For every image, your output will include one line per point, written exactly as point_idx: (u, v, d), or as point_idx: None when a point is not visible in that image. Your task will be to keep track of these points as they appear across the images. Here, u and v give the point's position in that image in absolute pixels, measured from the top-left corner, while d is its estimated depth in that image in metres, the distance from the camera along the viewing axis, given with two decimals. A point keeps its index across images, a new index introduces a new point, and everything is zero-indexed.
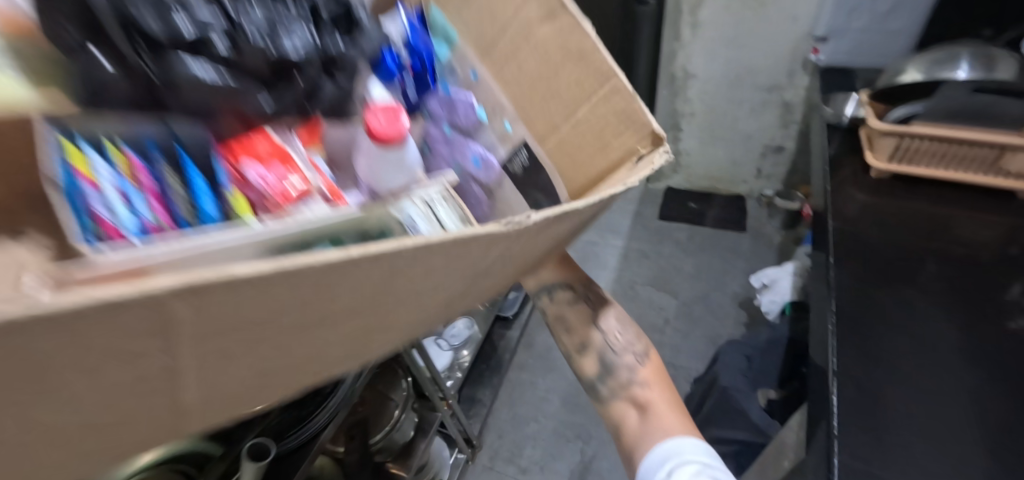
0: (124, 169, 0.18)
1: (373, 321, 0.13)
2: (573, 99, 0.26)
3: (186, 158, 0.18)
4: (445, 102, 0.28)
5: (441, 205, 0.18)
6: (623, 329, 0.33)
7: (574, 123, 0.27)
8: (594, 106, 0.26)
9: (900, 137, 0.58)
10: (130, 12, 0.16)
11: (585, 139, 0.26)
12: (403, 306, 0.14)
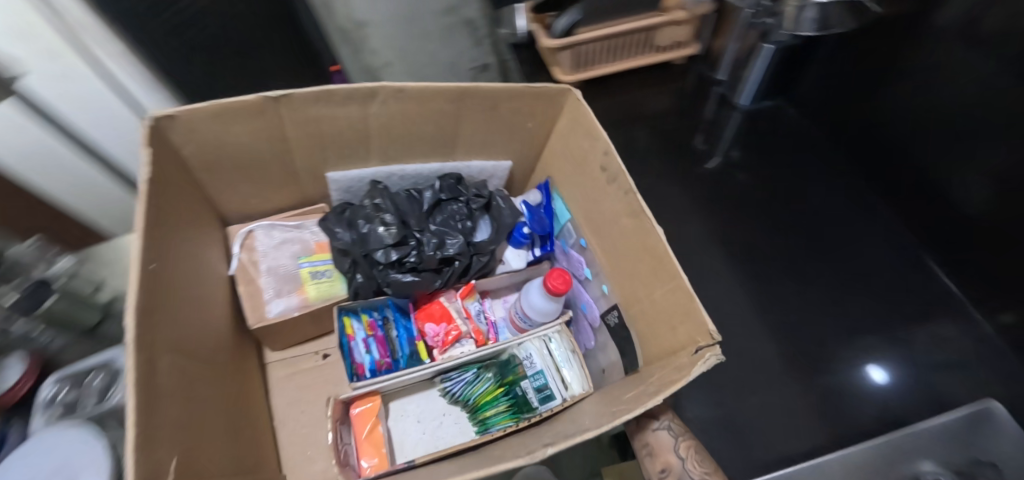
0: (367, 325, 0.46)
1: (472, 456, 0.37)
2: (637, 271, 0.43)
3: (400, 311, 0.49)
4: (565, 256, 0.55)
5: (555, 344, 0.49)
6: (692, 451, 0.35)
7: (644, 296, 0.43)
8: (651, 281, 0.42)
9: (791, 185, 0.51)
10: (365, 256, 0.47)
11: (660, 298, 0.41)
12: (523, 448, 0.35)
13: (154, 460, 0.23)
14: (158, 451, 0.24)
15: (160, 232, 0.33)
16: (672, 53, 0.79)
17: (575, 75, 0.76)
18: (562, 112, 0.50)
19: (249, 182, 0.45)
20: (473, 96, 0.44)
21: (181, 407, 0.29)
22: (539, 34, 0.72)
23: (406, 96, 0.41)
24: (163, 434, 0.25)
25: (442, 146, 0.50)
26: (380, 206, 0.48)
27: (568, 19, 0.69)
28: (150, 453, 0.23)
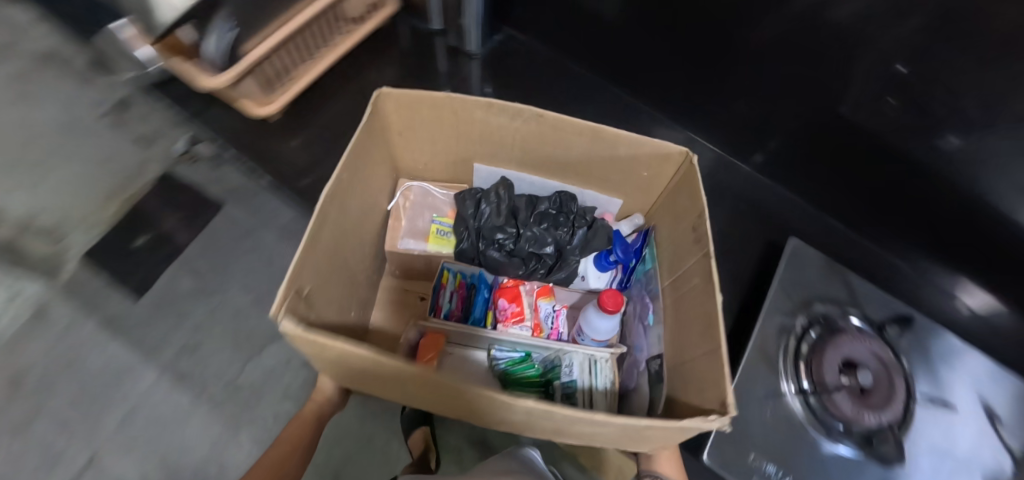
0: (457, 284, 0.59)
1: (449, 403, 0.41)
2: (691, 329, 0.46)
3: (482, 281, 0.60)
4: (640, 299, 0.59)
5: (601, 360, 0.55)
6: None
7: (689, 352, 0.45)
8: (697, 342, 0.44)
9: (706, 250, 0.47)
10: (468, 237, 0.62)
11: (698, 357, 0.42)
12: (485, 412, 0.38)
13: (299, 281, 0.37)
14: (301, 279, 0.37)
15: (359, 160, 0.49)
16: (329, 57, 0.94)
17: (273, 96, 0.87)
18: (677, 170, 0.54)
19: (421, 152, 0.62)
20: (600, 135, 0.52)
21: (325, 266, 0.43)
22: (190, 71, 0.74)
23: (544, 121, 0.51)
24: (308, 272, 0.39)
25: (566, 167, 0.60)
26: (501, 199, 0.62)
27: (220, 38, 0.69)
28: (299, 276, 0.37)
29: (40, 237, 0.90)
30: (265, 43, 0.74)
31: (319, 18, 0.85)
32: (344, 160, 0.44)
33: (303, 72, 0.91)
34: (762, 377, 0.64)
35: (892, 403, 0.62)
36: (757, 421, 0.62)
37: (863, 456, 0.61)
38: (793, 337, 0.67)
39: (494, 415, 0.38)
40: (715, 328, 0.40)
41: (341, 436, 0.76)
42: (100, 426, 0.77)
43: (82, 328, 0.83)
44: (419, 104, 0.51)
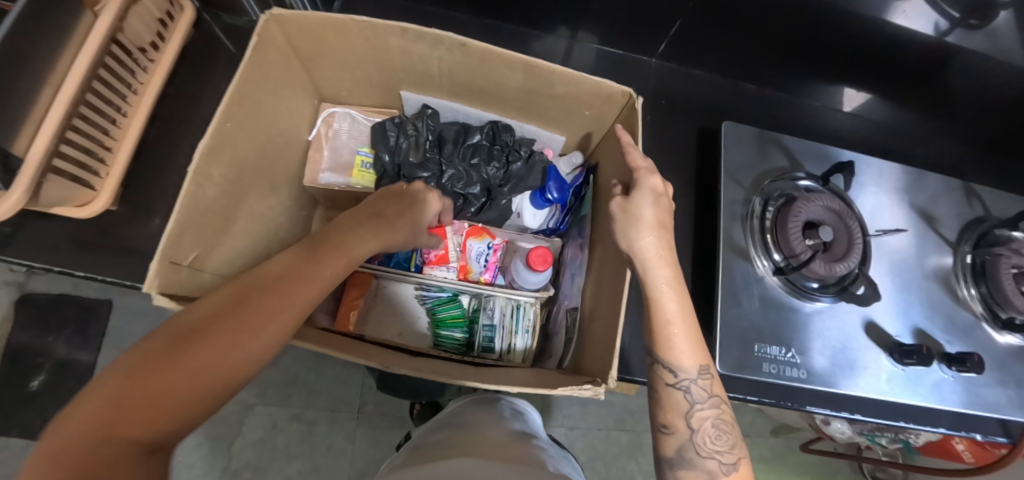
0: None
1: (363, 350, 0.44)
2: (604, 289, 0.48)
3: None
4: (576, 247, 0.59)
5: (526, 305, 0.59)
6: (700, 392, 0.39)
7: (598, 309, 0.48)
8: (603, 310, 0.46)
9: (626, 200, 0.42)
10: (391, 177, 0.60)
11: (601, 320, 0.46)
12: (380, 353, 0.45)
13: (174, 252, 0.40)
14: (176, 250, 0.40)
15: (249, 100, 0.46)
16: (158, 71, 0.67)
17: (91, 187, 0.60)
18: (620, 112, 0.50)
19: (340, 79, 0.57)
20: (536, 70, 0.46)
21: (213, 226, 0.45)
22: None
23: (469, 51, 0.45)
24: (189, 239, 0.41)
25: (504, 101, 0.55)
26: (419, 131, 0.59)
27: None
28: (174, 246, 0.40)
29: (20, 407, 1.16)
30: (128, 128, 0.64)
31: (103, 69, 0.57)
32: (222, 112, 0.42)
33: (126, 122, 0.63)
34: (738, 267, 0.63)
35: (856, 245, 0.65)
36: (749, 308, 0.62)
37: (841, 299, 0.65)
38: (755, 219, 0.66)
39: (375, 358, 0.43)
40: (618, 306, 0.42)
41: (336, 457, 1.21)
42: (213, 463, 1.17)
43: None
44: (317, 23, 0.45)
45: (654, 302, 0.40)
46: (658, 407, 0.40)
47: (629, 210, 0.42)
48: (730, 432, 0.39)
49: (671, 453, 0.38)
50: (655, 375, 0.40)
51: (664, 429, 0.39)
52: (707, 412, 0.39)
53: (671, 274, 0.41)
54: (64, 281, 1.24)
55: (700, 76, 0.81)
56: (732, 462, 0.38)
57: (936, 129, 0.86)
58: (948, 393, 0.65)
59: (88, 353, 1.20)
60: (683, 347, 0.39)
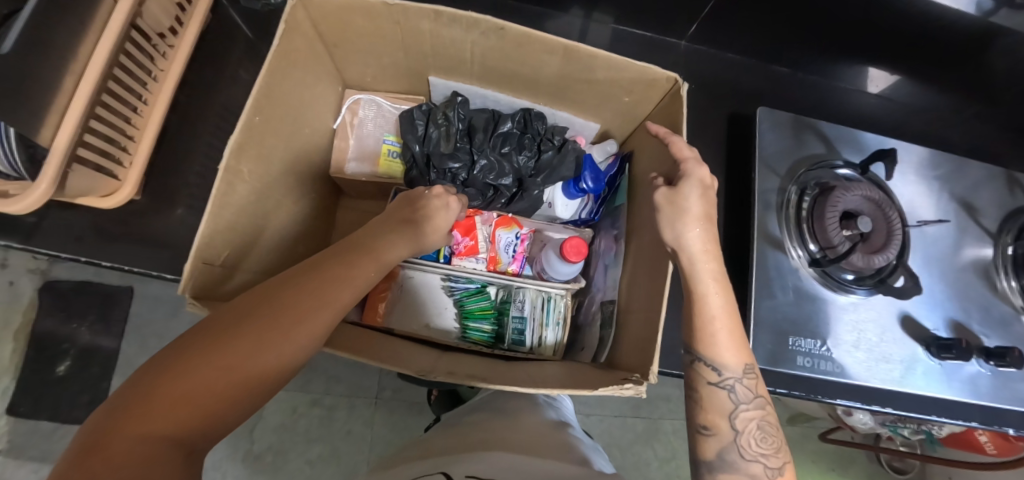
0: None
1: (391, 358, 0.44)
2: (641, 282, 0.46)
3: None
4: (609, 238, 0.57)
5: (555, 297, 0.58)
6: (743, 393, 0.37)
7: (634, 302, 0.47)
8: (640, 304, 0.45)
9: (673, 190, 0.40)
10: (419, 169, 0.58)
11: (638, 313, 0.45)
12: (407, 361, 0.44)
13: (206, 252, 0.39)
14: (207, 249, 0.39)
15: (276, 88, 0.44)
16: (177, 57, 0.65)
17: (114, 177, 0.60)
18: (664, 99, 0.48)
19: (366, 65, 0.55)
20: (576, 55, 0.44)
21: (244, 223, 0.45)
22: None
23: (506, 35, 0.44)
24: (220, 237, 0.41)
25: (538, 87, 0.53)
26: (449, 120, 0.57)
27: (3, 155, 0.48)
28: (207, 248, 0.39)
29: (49, 391, 1.19)
30: (149, 116, 0.63)
31: (124, 55, 0.56)
32: (251, 102, 0.40)
33: (147, 110, 0.63)
34: (773, 258, 0.61)
35: (896, 236, 0.63)
36: (783, 301, 0.61)
37: (877, 292, 0.64)
38: (791, 209, 0.64)
39: (409, 366, 0.43)
40: (657, 301, 0.41)
41: (356, 440, 1.22)
42: (236, 446, 1.19)
43: None
44: (347, 6, 0.43)
45: (697, 298, 0.38)
46: (696, 406, 0.39)
47: (676, 201, 0.40)
48: (775, 434, 0.37)
49: (711, 456, 0.37)
50: (696, 375, 0.38)
51: (704, 431, 0.38)
52: (751, 415, 0.37)
53: (717, 269, 0.39)
54: (85, 268, 1.25)
55: (730, 59, 0.78)
56: (777, 467, 0.36)
57: (975, 114, 0.82)
58: (983, 386, 0.64)
59: (112, 338, 1.22)
60: (726, 349, 0.38)
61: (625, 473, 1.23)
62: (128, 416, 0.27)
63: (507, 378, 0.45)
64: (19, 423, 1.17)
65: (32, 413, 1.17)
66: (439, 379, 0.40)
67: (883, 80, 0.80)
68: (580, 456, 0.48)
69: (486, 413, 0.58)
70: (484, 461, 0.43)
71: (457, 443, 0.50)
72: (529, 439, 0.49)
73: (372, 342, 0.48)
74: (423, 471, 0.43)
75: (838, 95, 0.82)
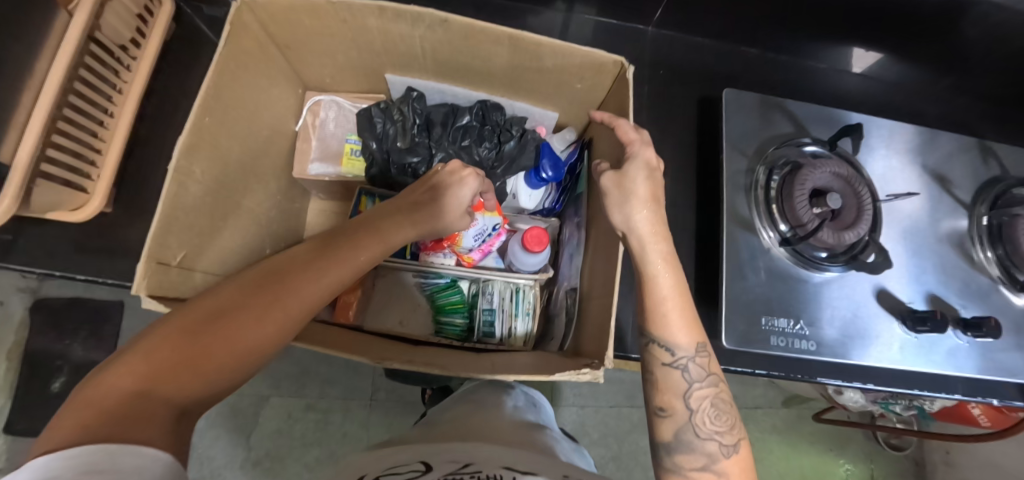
0: None
1: (366, 350, 0.45)
2: (599, 267, 0.47)
3: None
4: (573, 226, 0.57)
5: (523, 287, 0.58)
6: (697, 372, 0.38)
7: (594, 288, 0.47)
8: (599, 289, 0.45)
9: (620, 173, 0.40)
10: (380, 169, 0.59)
11: (597, 299, 0.45)
12: (379, 351, 0.46)
13: (160, 253, 0.40)
14: (162, 250, 0.40)
15: (224, 92, 0.45)
16: (141, 69, 0.65)
17: (83, 191, 0.60)
18: (614, 83, 0.47)
19: (322, 65, 0.55)
20: (522, 44, 0.44)
21: (202, 229, 0.45)
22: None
23: (451, 28, 0.43)
24: (174, 239, 0.41)
25: (492, 79, 0.53)
26: (406, 115, 0.57)
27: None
28: (160, 248, 0.40)
29: (45, 407, 1.20)
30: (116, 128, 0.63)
31: (85, 68, 0.56)
32: (196, 107, 0.41)
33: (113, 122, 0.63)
34: (743, 238, 0.61)
35: (866, 211, 0.62)
36: (755, 282, 0.61)
37: (850, 268, 0.63)
38: (759, 189, 0.63)
39: (371, 355, 0.43)
40: (611, 286, 0.41)
41: (353, 443, 1.23)
42: (233, 453, 1.20)
43: None
44: (290, 7, 0.43)
45: (648, 280, 0.38)
46: (652, 388, 0.39)
47: (624, 183, 0.40)
48: (729, 411, 0.38)
49: (668, 438, 0.37)
50: (651, 358, 0.39)
51: (660, 412, 0.38)
52: (705, 393, 0.38)
53: (666, 250, 0.39)
54: (76, 285, 1.26)
55: (698, 43, 0.77)
56: (732, 444, 0.37)
57: (949, 85, 0.82)
58: (963, 359, 0.63)
59: (105, 353, 1.23)
60: (677, 329, 0.38)
61: (622, 463, 1.23)
62: (136, 369, 0.30)
63: (472, 366, 0.45)
64: (17, 441, 1.17)
65: (30, 430, 1.18)
66: (400, 369, 0.41)
67: (866, 60, 0.79)
68: (548, 440, 0.50)
69: (464, 408, 0.58)
70: (457, 449, 0.43)
71: (433, 434, 0.50)
72: (504, 430, 0.49)
73: (343, 333, 0.49)
74: (402, 459, 0.43)
75: (830, 77, 0.81)
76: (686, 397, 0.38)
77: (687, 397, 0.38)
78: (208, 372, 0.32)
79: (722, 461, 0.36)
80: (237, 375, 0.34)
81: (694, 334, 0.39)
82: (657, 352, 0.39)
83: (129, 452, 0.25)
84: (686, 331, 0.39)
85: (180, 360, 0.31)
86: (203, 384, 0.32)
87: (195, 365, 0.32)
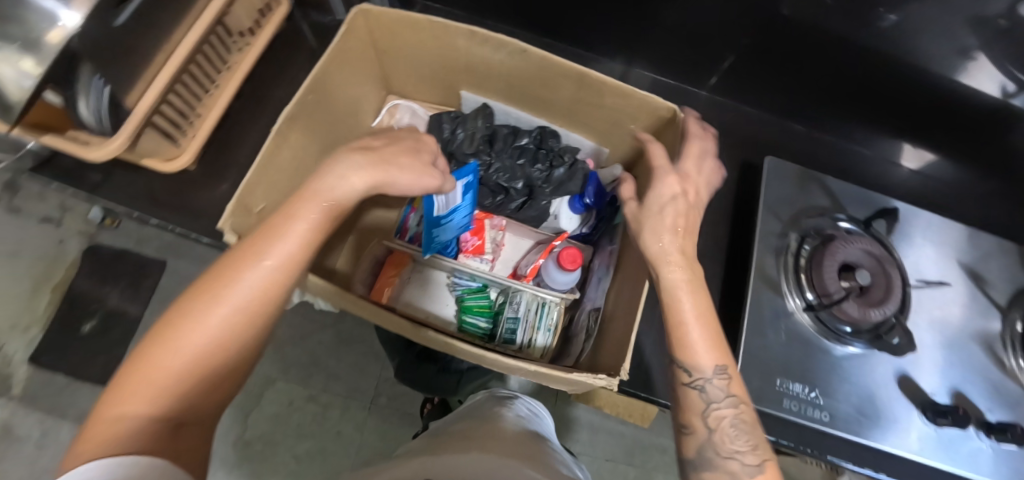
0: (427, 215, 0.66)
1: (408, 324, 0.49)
2: (628, 290, 0.49)
3: None
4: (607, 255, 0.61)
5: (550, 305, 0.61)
6: (719, 391, 0.39)
7: (620, 310, 0.49)
8: (625, 310, 0.48)
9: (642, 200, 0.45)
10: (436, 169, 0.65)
11: (621, 319, 0.47)
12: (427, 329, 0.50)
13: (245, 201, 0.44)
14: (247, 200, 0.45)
15: (327, 80, 0.52)
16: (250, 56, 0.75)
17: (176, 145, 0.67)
18: (664, 127, 0.52)
19: (407, 74, 0.63)
20: (587, 80, 0.50)
21: (280, 187, 0.51)
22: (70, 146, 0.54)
23: (529, 57, 0.50)
24: (257, 192, 0.46)
25: (555, 109, 0.59)
26: (476, 128, 0.64)
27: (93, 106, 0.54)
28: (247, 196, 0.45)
29: (70, 346, 1.26)
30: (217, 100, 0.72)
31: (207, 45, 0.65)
32: (304, 87, 0.48)
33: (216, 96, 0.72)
34: (768, 298, 0.63)
35: (894, 292, 0.63)
36: (774, 340, 0.62)
37: (874, 348, 0.63)
38: (789, 256, 0.65)
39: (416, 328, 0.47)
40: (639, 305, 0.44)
41: (344, 442, 1.23)
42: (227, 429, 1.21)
43: None
44: (398, 22, 0.51)
45: (669, 304, 0.41)
46: (677, 405, 0.41)
47: (643, 233, 0.45)
48: (750, 432, 0.38)
49: (692, 455, 0.39)
50: (679, 381, 0.41)
51: (684, 431, 0.40)
52: (730, 415, 0.39)
53: (684, 276, 0.42)
54: (130, 238, 1.35)
55: (747, 112, 0.82)
56: (755, 464, 0.37)
57: (993, 191, 0.83)
58: (985, 465, 0.61)
59: (138, 306, 1.30)
60: (699, 351, 0.40)
61: None
62: (121, 386, 0.32)
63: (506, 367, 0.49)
64: (37, 373, 1.23)
65: (51, 366, 1.24)
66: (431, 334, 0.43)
67: (910, 153, 0.82)
68: (547, 454, 0.52)
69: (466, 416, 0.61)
70: (462, 468, 0.43)
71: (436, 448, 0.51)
72: (506, 446, 0.50)
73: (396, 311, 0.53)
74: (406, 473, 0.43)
75: (876, 165, 0.84)
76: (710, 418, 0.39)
77: (708, 417, 0.39)
78: (189, 371, 0.34)
79: None
80: (235, 363, 0.36)
81: (718, 354, 0.40)
82: (682, 373, 0.40)
83: (134, 463, 0.30)
84: (708, 349, 0.40)
85: (140, 381, 0.33)
86: (187, 384, 0.34)
87: (155, 381, 0.33)
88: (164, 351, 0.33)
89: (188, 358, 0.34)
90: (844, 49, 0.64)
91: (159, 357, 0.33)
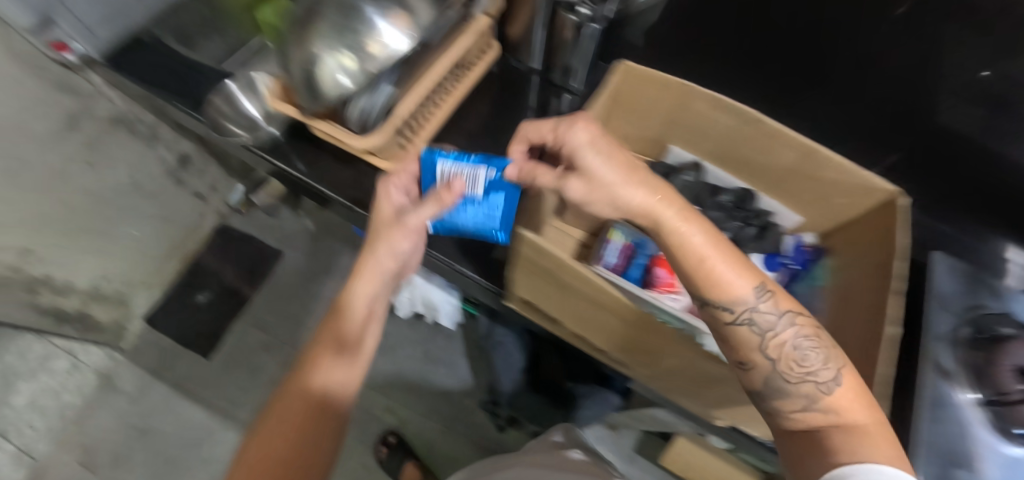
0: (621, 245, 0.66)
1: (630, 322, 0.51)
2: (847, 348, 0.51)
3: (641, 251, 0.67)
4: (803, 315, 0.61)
5: None
6: (764, 311, 0.39)
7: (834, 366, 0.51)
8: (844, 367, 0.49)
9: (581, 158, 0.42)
10: None
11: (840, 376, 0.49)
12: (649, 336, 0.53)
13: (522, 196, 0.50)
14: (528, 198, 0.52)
15: None
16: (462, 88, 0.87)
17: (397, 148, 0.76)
18: (877, 207, 0.56)
19: (619, 125, 0.71)
20: (812, 155, 0.56)
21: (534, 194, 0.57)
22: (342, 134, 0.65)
23: (762, 127, 0.57)
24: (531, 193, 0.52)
25: (763, 173, 0.65)
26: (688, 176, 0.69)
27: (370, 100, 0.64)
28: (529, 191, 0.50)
29: (184, 313, 1.35)
30: None
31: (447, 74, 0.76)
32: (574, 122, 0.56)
33: None
34: (945, 386, 0.61)
35: None
36: (953, 431, 0.60)
37: None
38: (964, 348, 0.64)
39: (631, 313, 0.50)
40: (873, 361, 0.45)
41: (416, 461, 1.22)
42: None
43: (209, 367, 1.29)
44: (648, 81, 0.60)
45: (678, 248, 0.39)
46: (723, 336, 0.41)
47: (595, 189, 0.40)
48: (818, 340, 0.39)
49: (761, 387, 0.39)
50: (737, 331, 0.39)
51: (744, 366, 0.40)
52: (798, 339, 0.39)
53: (700, 236, 0.38)
54: (257, 225, 1.47)
55: None
56: (831, 378, 0.37)
57: None
58: None
59: (250, 287, 1.38)
60: (738, 288, 0.38)
61: None
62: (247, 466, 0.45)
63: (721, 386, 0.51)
64: (150, 332, 1.32)
65: (163, 328, 1.33)
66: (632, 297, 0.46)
67: None
68: None
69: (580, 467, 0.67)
70: None
71: None
72: None
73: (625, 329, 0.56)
74: None
75: None
76: (777, 346, 0.39)
77: (767, 351, 0.39)
78: (288, 440, 0.47)
79: (828, 397, 0.37)
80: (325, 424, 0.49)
81: (743, 276, 0.38)
82: (732, 318, 0.39)
83: None
84: (741, 278, 0.38)
85: (260, 461, 0.45)
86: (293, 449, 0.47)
87: (270, 449, 0.46)
88: (268, 436, 0.47)
89: (286, 436, 0.47)
90: (997, 168, 0.63)
91: (269, 440, 0.47)
